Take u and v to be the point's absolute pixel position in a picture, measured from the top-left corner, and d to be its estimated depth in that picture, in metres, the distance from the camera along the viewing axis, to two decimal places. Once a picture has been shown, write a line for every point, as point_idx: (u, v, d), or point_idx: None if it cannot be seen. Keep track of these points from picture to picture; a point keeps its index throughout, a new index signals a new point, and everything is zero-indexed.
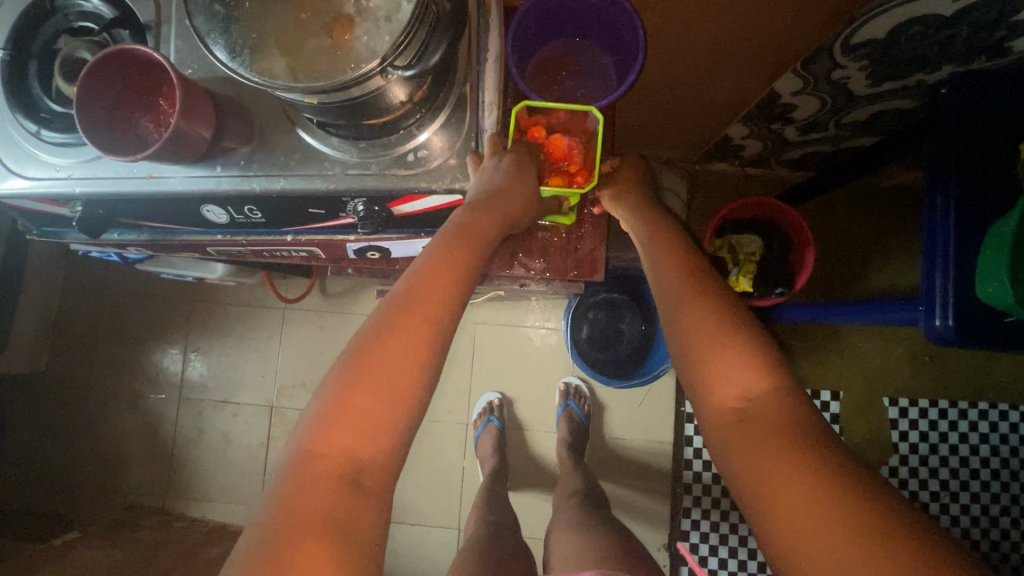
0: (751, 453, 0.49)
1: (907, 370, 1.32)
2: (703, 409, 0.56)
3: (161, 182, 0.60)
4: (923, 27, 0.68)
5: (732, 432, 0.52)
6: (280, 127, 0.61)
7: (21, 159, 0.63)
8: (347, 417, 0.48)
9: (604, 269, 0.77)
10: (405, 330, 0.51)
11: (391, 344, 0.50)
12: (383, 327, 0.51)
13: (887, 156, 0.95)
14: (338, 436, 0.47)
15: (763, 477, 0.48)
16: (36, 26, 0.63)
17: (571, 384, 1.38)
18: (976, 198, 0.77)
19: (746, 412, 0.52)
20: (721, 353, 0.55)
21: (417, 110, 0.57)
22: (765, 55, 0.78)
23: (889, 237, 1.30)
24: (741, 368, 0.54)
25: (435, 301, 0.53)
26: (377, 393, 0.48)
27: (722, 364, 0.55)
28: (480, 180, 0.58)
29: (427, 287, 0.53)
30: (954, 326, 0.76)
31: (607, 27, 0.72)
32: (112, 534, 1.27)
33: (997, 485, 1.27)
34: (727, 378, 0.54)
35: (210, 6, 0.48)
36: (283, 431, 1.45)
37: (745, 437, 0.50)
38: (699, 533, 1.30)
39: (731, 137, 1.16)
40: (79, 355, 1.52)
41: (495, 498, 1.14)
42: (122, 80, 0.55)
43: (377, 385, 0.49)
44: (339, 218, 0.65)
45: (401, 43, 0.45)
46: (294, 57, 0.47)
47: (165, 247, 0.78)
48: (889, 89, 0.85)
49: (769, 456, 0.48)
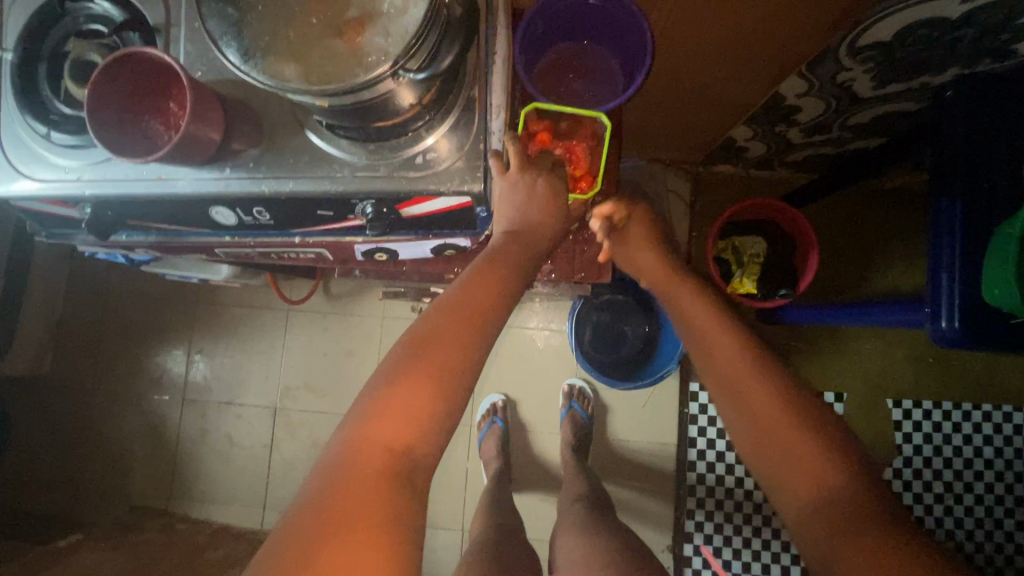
0: (829, 538, 0.51)
1: (910, 372, 1.32)
2: (777, 493, 0.56)
3: (170, 184, 0.61)
4: (928, 30, 0.68)
5: (809, 520, 0.53)
6: (289, 128, 0.61)
7: (31, 161, 0.63)
8: (380, 415, 0.48)
9: (610, 273, 0.80)
10: (429, 342, 0.51)
11: (428, 357, 0.50)
12: (422, 335, 0.52)
13: (891, 157, 0.95)
14: (381, 431, 0.48)
15: None
16: (46, 29, 0.63)
17: (574, 385, 1.38)
18: (982, 200, 0.77)
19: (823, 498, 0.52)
20: (788, 435, 0.56)
21: (425, 113, 0.57)
22: (771, 57, 0.78)
23: (891, 239, 1.30)
24: (808, 452, 0.55)
25: (465, 316, 0.53)
26: (396, 394, 0.49)
27: (791, 446, 0.55)
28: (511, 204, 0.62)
29: (459, 302, 0.54)
30: (960, 327, 0.76)
31: (613, 30, 0.72)
32: (117, 536, 1.27)
33: (1000, 487, 1.27)
34: (799, 464, 0.55)
35: (223, 9, 0.48)
36: (287, 433, 1.45)
37: (821, 526, 0.51)
38: (704, 534, 1.31)
39: (734, 139, 1.17)
40: (83, 356, 1.52)
41: (499, 499, 1.14)
42: (132, 83, 0.55)
43: (391, 387, 0.49)
44: (347, 220, 0.65)
45: (412, 46, 0.45)
46: (306, 59, 0.47)
47: (174, 249, 0.79)
48: (893, 91, 0.85)
49: (851, 543, 0.49)
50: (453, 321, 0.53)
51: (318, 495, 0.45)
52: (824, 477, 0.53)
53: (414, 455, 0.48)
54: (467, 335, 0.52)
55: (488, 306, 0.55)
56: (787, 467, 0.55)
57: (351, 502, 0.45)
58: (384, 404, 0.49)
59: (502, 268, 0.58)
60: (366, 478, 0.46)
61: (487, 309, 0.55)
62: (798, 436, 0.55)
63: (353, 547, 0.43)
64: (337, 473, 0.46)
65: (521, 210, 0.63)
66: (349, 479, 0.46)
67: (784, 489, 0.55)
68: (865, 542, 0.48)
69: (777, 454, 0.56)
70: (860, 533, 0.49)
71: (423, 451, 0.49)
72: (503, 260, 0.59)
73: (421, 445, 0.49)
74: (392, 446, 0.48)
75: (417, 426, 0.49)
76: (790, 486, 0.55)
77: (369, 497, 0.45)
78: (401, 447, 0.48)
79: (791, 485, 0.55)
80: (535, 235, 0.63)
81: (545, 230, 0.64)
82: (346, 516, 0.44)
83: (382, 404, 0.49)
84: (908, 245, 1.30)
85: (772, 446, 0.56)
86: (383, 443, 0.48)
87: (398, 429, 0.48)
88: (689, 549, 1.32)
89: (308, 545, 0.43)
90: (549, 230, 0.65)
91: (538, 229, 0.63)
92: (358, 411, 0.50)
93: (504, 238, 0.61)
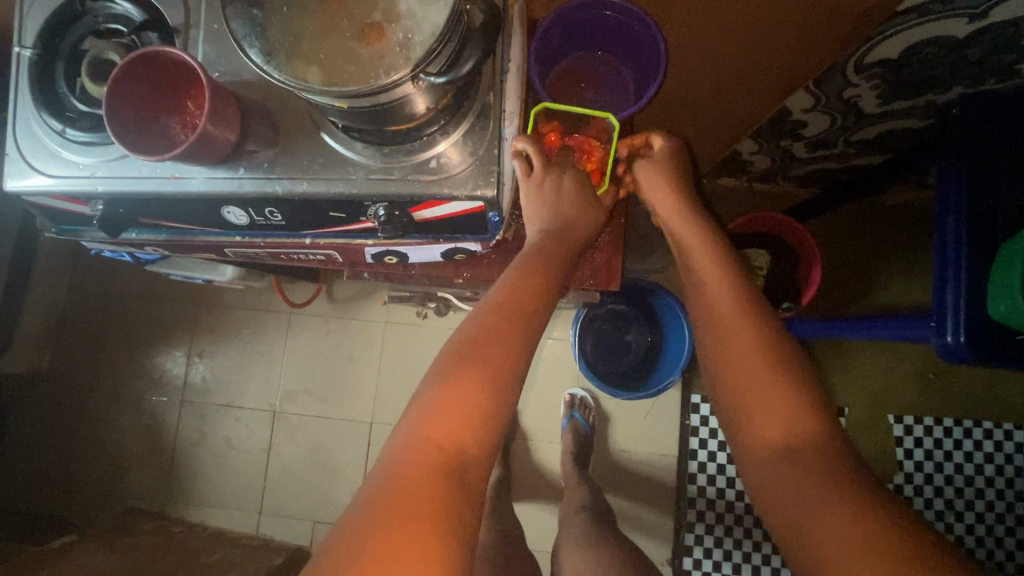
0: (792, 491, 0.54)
1: (912, 388, 1.32)
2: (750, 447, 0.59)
3: (184, 182, 0.61)
4: (935, 48, 0.69)
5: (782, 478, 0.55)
6: (305, 131, 0.61)
7: (45, 158, 0.63)
8: (433, 415, 0.48)
9: (620, 280, 0.78)
10: (479, 346, 0.52)
11: (470, 361, 0.50)
12: (466, 333, 0.52)
13: (894, 173, 0.96)
14: (429, 431, 0.48)
15: None
16: (66, 27, 0.64)
17: (576, 395, 1.37)
18: (987, 218, 0.78)
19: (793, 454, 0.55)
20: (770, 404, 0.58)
21: (440, 118, 0.58)
22: (779, 72, 0.79)
23: (894, 254, 1.31)
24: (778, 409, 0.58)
25: (514, 317, 0.54)
26: (442, 393, 0.49)
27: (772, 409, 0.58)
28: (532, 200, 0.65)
29: (504, 302, 0.55)
30: (966, 342, 0.76)
31: (627, 42, 0.73)
32: (109, 538, 1.25)
33: (1001, 505, 1.26)
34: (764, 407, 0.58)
35: (248, 11, 0.49)
36: (285, 437, 1.44)
37: (789, 479, 0.54)
38: (703, 548, 1.31)
39: (740, 152, 1.18)
40: (82, 355, 1.51)
41: (499, 507, 1.13)
42: (152, 81, 0.55)
43: (432, 390, 0.50)
44: (360, 222, 0.65)
45: (433, 52, 0.46)
46: (328, 64, 0.47)
47: (183, 249, 0.79)
48: (898, 108, 0.86)
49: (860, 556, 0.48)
50: (503, 318, 0.53)
51: (370, 497, 0.45)
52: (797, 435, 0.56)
53: (465, 455, 0.48)
54: (510, 333, 0.53)
55: (529, 305, 0.56)
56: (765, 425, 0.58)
57: (409, 504, 0.44)
58: (437, 402, 0.49)
59: (539, 266, 0.59)
60: (416, 475, 0.46)
61: (523, 312, 0.54)
62: (775, 397, 0.58)
63: (413, 543, 0.43)
64: (382, 474, 0.47)
65: (554, 214, 0.65)
66: (397, 480, 0.46)
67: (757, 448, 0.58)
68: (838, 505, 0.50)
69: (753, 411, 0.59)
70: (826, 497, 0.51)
71: (470, 451, 0.48)
72: (537, 259, 0.60)
73: (464, 448, 0.48)
74: (445, 446, 0.47)
75: (471, 427, 0.49)
76: (759, 437, 0.58)
77: (421, 496, 0.45)
78: (445, 451, 0.48)
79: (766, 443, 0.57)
80: (572, 232, 0.64)
81: (580, 228, 0.65)
82: (406, 512, 0.44)
83: (436, 405, 0.49)
84: (910, 259, 1.30)
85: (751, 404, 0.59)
86: (435, 441, 0.47)
87: (446, 433, 0.48)
88: (689, 562, 1.31)
89: (365, 543, 0.43)
90: (583, 230, 0.66)
91: (573, 229, 0.65)
92: (412, 411, 0.50)
93: (541, 236, 0.63)
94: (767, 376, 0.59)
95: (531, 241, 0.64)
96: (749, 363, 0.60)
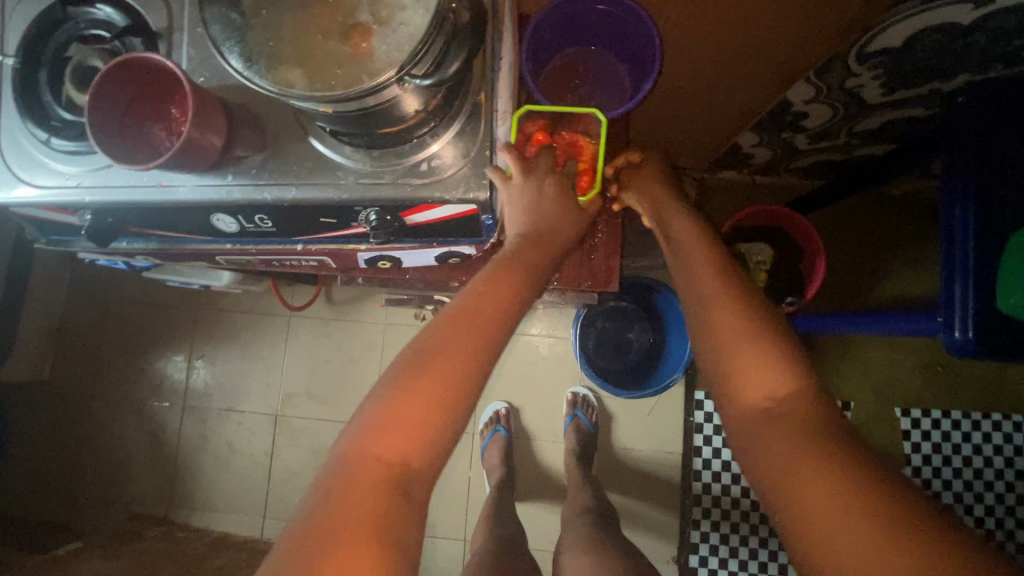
0: (770, 449, 0.48)
1: (919, 381, 1.30)
2: (727, 402, 0.53)
3: (171, 191, 0.60)
4: (940, 36, 0.67)
5: (759, 431, 0.49)
6: (293, 135, 0.60)
7: (31, 168, 0.62)
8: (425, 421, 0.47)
9: (618, 280, 0.78)
10: (440, 355, 0.49)
11: (447, 361, 0.49)
12: (445, 335, 0.50)
13: (898, 164, 0.94)
14: (410, 434, 0.47)
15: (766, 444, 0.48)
16: (49, 34, 0.63)
17: (578, 394, 1.36)
18: (996, 208, 0.76)
19: (775, 411, 0.49)
20: (751, 356, 0.52)
21: (431, 119, 0.56)
22: (779, 62, 0.77)
23: (899, 245, 1.29)
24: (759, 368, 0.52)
25: (475, 330, 0.51)
26: (392, 405, 0.47)
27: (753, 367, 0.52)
28: (509, 199, 0.60)
29: (465, 309, 0.52)
30: (974, 337, 0.75)
31: (622, 36, 0.71)
32: (114, 545, 1.25)
33: (1011, 498, 1.25)
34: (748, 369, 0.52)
35: (227, 15, 0.48)
36: (288, 441, 1.43)
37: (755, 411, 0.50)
38: (709, 545, 1.30)
39: (741, 146, 1.16)
40: (82, 363, 1.51)
41: (503, 508, 1.12)
42: (136, 88, 0.54)
43: (404, 392, 0.48)
44: (351, 227, 0.64)
45: (418, 52, 0.44)
46: (309, 66, 0.46)
47: (174, 257, 0.78)
48: (901, 98, 0.84)
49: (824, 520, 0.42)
50: (469, 329, 0.51)
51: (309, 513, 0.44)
52: (779, 389, 0.50)
53: (410, 468, 0.47)
54: (472, 349, 0.50)
55: (495, 314, 0.53)
56: (741, 375, 0.52)
57: (346, 520, 0.44)
58: (384, 414, 0.47)
59: (512, 269, 0.56)
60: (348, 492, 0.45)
61: (489, 320, 0.52)
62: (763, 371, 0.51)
63: (346, 558, 0.42)
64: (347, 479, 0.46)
65: (535, 216, 0.61)
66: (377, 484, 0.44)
67: (736, 401, 0.52)
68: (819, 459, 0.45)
69: (732, 361, 0.53)
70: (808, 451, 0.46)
71: (419, 463, 0.47)
72: (519, 259, 0.57)
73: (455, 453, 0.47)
74: (388, 459, 0.46)
75: (421, 439, 0.47)
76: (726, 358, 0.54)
77: (351, 514, 0.44)
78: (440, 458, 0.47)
79: (745, 396, 0.51)
80: (550, 238, 0.61)
81: (559, 233, 0.62)
82: (341, 527, 0.43)
83: (380, 416, 0.47)
84: (915, 252, 1.28)
85: (730, 353, 0.53)
86: (377, 455, 0.46)
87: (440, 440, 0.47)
88: (695, 560, 1.30)
89: (294, 562, 0.42)
90: (564, 236, 0.63)
91: (551, 232, 0.62)
92: (357, 422, 0.48)
93: (518, 241, 0.59)
94: (747, 326, 0.54)
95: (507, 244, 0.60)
96: (727, 314, 0.55)
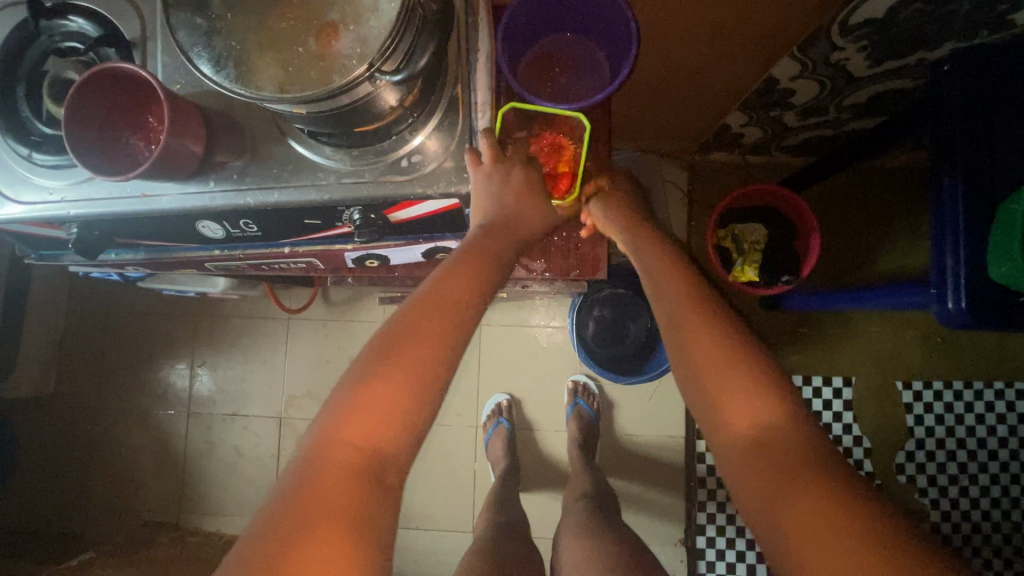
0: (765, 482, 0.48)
1: (920, 353, 1.30)
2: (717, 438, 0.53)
3: (154, 200, 0.60)
4: (922, 5, 0.66)
5: (756, 471, 0.49)
6: (273, 139, 0.60)
7: (14, 184, 0.62)
8: (405, 414, 0.47)
9: (606, 267, 0.78)
10: (428, 343, 0.49)
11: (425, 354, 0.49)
12: (410, 329, 0.49)
13: (888, 137, 0.93)
14: (394, 427, 0.47)
15: (778, 502, 0.47)
16: (24, 50, 0.63)
17: (578, 382, 1.37)
18: (985, 177, 0.76)
19: (763, 445, 0.50)
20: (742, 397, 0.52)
21: (409, 115, 0.56)
22: (762, 36, 0.76)
23: (896, 219, 1.28)
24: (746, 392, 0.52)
25: (442, 324, 0.50)
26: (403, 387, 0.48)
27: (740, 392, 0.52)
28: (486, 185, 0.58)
29: (434, 298, 0.51)
30: (968, 307, 0.74)
31: (598, 20, 0.70)
32: (128, 552, 1.28)
33: (1015, 465, 1.25)
34: (736, 401, 0.52)
35: (193, 19, 0.47)
36: (294, 442, 1.44)
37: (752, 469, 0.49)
38: (715, 526, 1.30)
39: (730, 126, 1.15)
40: (87, 375, 1.52)
41: (506, 498, 1.13)
42: (110, 99, 0.54)
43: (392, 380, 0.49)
44: (336, 227, 0.64)
45: (388, 47, 0.44)
46: (280, 68, 0.46)
47: (164, 265, 0.78)
48: (889, 69, 0.83)
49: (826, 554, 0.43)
50: (436, 316, 0.50)
51: (317, 497, 0.44)
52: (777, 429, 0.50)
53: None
54: (451, 332, 0.50)
55: (465, 303, 0.52)
56: (728, 402, 0.53)
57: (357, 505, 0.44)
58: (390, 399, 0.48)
59: (478, 261, 0.54)
60: (357, 479, 0.45)
61: (463, 307, 0.51)
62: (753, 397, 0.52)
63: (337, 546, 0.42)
64: (332, 467, 0.46)
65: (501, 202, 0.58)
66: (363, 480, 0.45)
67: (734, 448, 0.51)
68: (808, 494, 0.46)
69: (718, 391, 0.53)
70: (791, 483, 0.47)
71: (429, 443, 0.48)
72: (485, 252, 0.55)
73: None
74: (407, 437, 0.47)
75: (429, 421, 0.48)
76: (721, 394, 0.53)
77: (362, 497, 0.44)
78: None
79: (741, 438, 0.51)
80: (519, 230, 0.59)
81: (529, 223, 0.61)
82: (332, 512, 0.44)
83: (384, 401, 0.48)
84: (913, 224, 1.28)
85: (715, 383, 0.54)
86: (374, 438, 0.47)
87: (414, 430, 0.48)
88: (702, 541, 1.31)
89: (297, 548, 0.42)
90: (534, 228, 0.62)
91: (520, 217, 0.60)
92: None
93: (480, 233, 0.57)
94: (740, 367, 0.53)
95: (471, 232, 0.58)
96: (712, 352, 0.55)
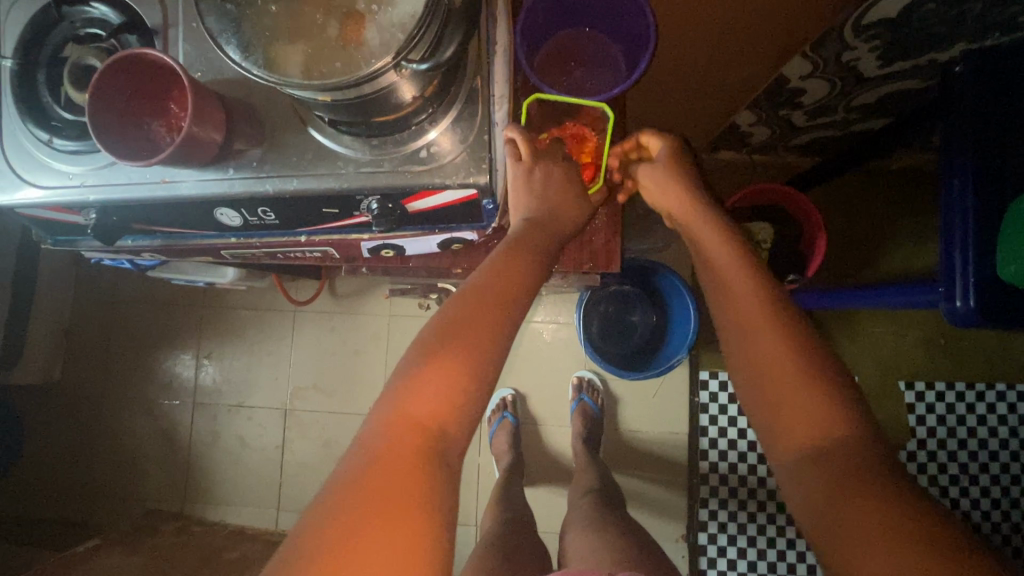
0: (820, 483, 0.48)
1: (923, 354, 1.30)
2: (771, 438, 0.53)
3: (173, 186, 0.60)
4: (936, 5, 0.67)
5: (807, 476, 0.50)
6: (292, 128, 0.60)
7: (34, 169, 0.63)
8: (424, 400, 0.48)
9: (620, 261, 0.78)
10: (457, 328, 0.51)
11: (454, 343, 0.50)
12: (453, 321, 0.51)
13: (897, 137, 0.93)
14: (415, 415, 0.48)
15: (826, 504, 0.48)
16: (44, 35, 0.63)
17: (583, 378, 1.37)
18: (996, 177, 0.76)
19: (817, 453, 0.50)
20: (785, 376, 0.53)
21: (428, 106, 0.57)
22: (776, 33, 0.76)
23: (901, 220, 1.29)
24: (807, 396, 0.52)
25: (488, 303, 0.53)
26: (421, 376, 0.49)
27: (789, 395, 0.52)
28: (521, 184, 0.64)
29: (484, 286, 0.54)
30: (976, 306, 0.75)
31: (616, 16, 0.71)
32: (132, 540, 1.28)
33: (1016, 467, 1.26)
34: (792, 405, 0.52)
35: (221, 5, 0.48)
36: (297, 434, 1.45)
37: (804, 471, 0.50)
38: (717, 523, 1.31)
39: (738, 125, 1.16)
40: (92, 364, 1.52)
41: (510, 490, 1.14)
42: (132, 86, 0.55)
43: (410, 368, 0.50)
44: (353, 217, 0.64)
45: (414, 37, 0.45)
46: (307, 56, 0.46)
47: (179, 252, 0.78)
48: (899, 69, 0.83)
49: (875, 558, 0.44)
50: (476, 306, 0.52)
51: (339, 483, 0.45)
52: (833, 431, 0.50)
53: (445, 441, 0.48)
54: (494, 320, 0.52)
55: (512, 292, 0.55)
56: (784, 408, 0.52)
57: (376, 496, 0.44)
58: (411, 386, 0.49)
59: (521, 256, 0.58)
60: (376, 465, 0.45)
61: (511, 295, 0.54)
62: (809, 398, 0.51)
63: (358, 531, 0.42)
64: (355, 454, 0.47)
65: (540, 200, 0.65)
66: (386, 465, 0.45)
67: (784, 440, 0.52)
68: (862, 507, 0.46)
69: (758, 360, 0.55)
70: (854, 482, 0.47)
71: (442, 435, 0.49)
72: (526, 247, 0.59)
73: (452, 428, 0.49)
74: (425, 431, 0.47)
75: (450, 409, 0.49)
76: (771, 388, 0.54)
77: (381, 485, 0.44)
78: (436, 435, 0.48)
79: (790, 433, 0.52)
80: (553, 222, 0.63)
81: (563, 219, 0.65)
82: (353, 496, 0.44)
83: (405, 388, 0.48)
84: (917, 226, 1.28)
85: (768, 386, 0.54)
86: (391, 425, 0.47)
87: (431, 415, 0.48)
88: (704, 538, 1.32)
89: (321, 532, 0.42)
90: (571, 219, 0.66)
91: (557, 216, 0.64)
92: (389, 394, 0.49)
93: (524, 226, 0.62)
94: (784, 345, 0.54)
95: (515, 231, 0.61)
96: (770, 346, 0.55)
